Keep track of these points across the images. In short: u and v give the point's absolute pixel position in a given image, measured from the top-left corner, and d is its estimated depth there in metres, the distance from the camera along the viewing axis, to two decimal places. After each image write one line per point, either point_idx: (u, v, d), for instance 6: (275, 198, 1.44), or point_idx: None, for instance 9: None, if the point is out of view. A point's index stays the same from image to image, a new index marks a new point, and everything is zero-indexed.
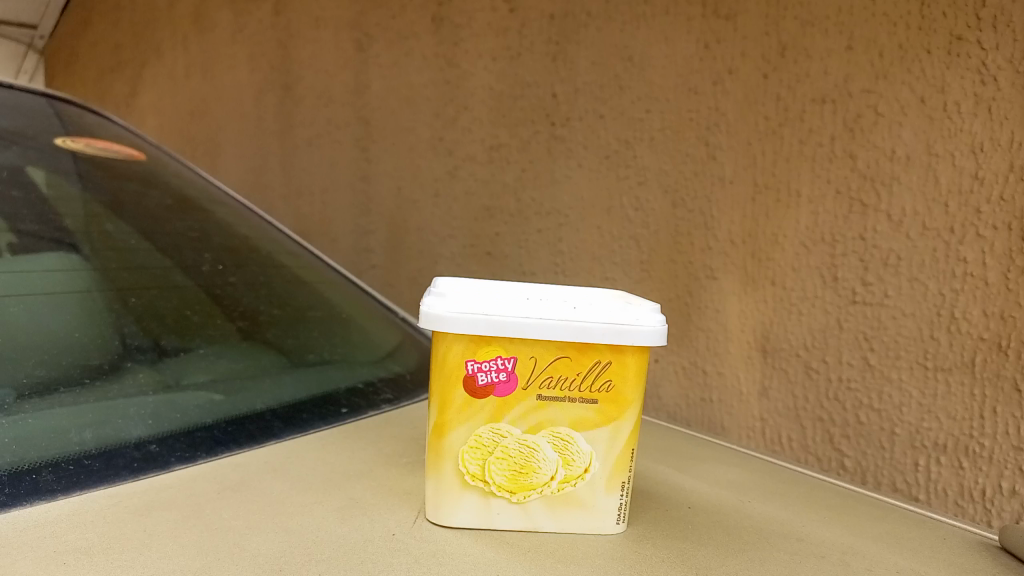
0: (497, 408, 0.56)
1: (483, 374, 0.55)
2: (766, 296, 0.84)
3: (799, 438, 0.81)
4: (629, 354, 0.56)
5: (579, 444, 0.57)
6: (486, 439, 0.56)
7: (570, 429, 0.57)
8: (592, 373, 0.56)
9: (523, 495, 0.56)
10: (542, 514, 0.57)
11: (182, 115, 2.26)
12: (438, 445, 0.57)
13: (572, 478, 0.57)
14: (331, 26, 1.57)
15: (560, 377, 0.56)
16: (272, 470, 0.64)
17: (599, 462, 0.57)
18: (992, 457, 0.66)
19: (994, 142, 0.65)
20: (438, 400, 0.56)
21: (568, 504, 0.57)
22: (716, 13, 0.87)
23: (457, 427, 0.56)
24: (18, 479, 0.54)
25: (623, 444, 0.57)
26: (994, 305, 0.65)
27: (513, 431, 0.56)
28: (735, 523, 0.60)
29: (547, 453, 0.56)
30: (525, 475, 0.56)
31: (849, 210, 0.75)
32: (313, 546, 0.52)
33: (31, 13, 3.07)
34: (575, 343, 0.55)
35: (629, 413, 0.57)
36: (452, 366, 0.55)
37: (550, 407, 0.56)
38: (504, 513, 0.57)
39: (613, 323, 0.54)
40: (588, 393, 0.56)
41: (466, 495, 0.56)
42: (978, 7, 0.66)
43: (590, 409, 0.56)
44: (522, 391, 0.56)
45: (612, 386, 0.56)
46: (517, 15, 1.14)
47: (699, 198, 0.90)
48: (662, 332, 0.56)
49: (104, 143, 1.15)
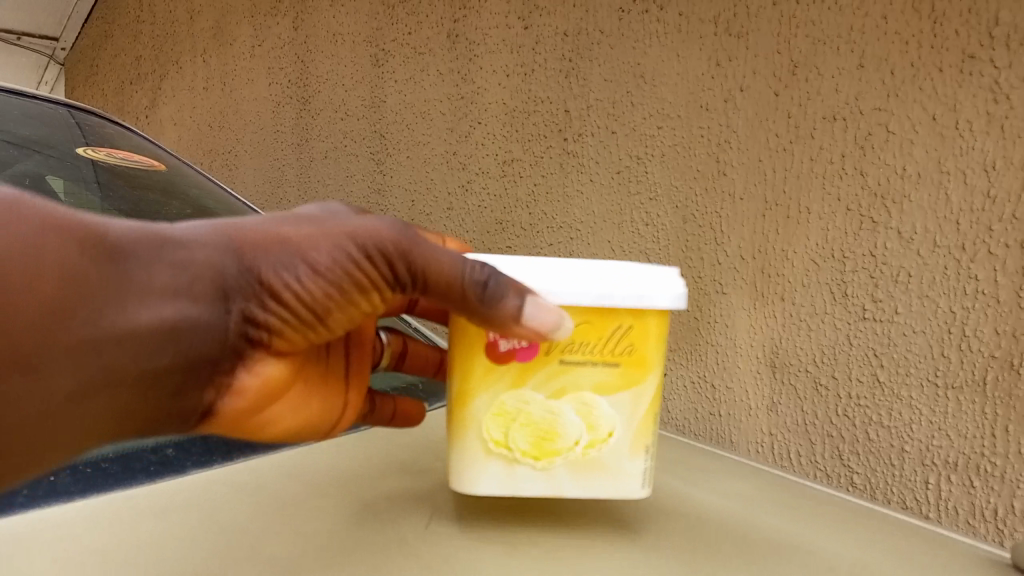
0: (519, 374, 0.58)
1: (505, 341, 0.57)
2: (776, 311, 0.84)
3: (808, 454, 0.82)
4: (651, 317, 0.58)
5: (601, 409, 0.58)
6: (509, 406, 0.58)
7: (593, 394, 0.58)
8: (613, 337, 0.57)
9: (547, 461, 0.58)
10: (566, 479, 0.59)
11: (201, 128, 2.30)
12: (461, 414, 0.58)
13: (596, 443, 0.58)
14: (348, 42, 1.59)
15: (581, 343, 0.57)
16: (287, 476, 0.65)
17: (624, 426, 0.58)
18: (1004, 476, 0.67)
19: (1007, 160, 0.66)
20: (461, 367, 0.58)
21: (593, 469, 0.59)
22: (728, 32, 0.88)
23: (481, 395, 0.58)
24: (39, 481, 0.57)
25: (647, 409, 0.59)
26: (1006, 323, 0.66)
27: (536, 397, 0.58)
28: (746, 534, 0.61)
29: (570, 418, 0.58)
30: (549, 440, 0.58)
31: (859, 227, 0.76)
32: (327, 548, 0.53)
33: (54, 26, 3.14)
34: (595, 307, 0.57)
35: (650, 376, 0.58)
36: (474, 331, 0.57)
37: (572, 372, 0.58)
38: (528, 479, 0.58)
39: (635, 288, 0.56)
40: (610, 357, 0.57)
41: (491, 461, 0.58)
42: (991, 27, 0.66)
43: (612, 373, 0.58)
44: (544, 356, 0.57)
45: (635, 349, 0.58)
46: (532, 32, 1.16)
47: (710, 214, 0.91)
48: (681, 297, 0.58)
49: (125, 153, 1.22)
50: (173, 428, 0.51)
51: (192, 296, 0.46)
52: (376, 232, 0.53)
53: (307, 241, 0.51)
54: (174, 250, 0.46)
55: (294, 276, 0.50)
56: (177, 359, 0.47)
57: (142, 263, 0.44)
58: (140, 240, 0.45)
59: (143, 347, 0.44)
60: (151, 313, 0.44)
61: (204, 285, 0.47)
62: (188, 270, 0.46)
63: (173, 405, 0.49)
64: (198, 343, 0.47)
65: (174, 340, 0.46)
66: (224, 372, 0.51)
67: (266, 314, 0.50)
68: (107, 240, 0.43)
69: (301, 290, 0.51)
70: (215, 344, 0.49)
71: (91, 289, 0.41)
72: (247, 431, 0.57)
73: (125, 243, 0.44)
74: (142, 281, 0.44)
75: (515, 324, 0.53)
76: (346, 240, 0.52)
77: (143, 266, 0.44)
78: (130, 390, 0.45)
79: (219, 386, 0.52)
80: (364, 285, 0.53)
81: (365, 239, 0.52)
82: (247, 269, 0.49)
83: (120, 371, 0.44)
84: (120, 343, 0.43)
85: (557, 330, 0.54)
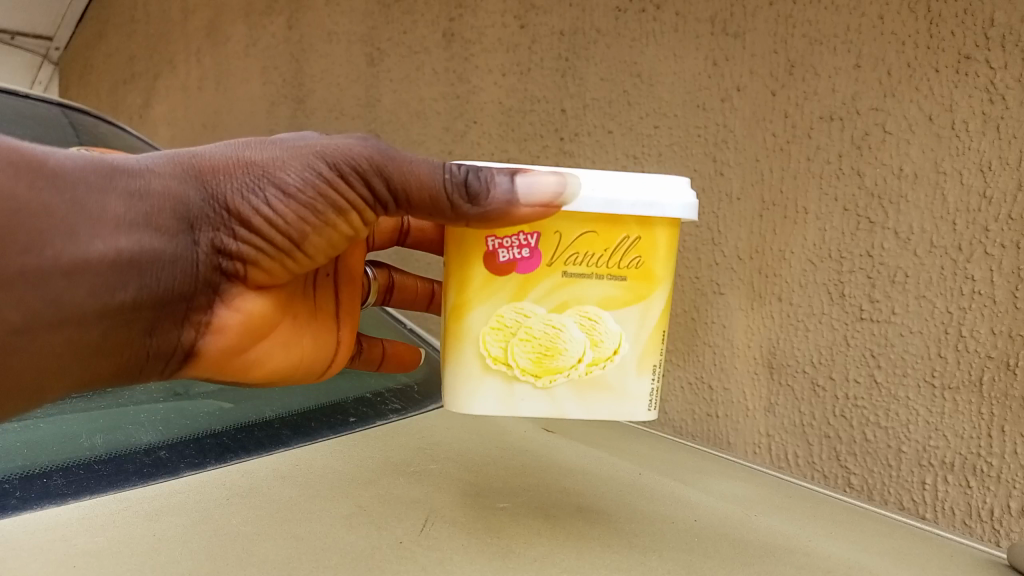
0: (520, 285, 0.55)
1: (504, 251, 0.55)
2: (773, 311, 0.84)
3: (805, 454, 0.82)
4: (661, 228, 0.55)
5: (607, 324, 0.56)
6: (508, 320, 0.56)
7: (598, 308, 0.56)
8: (620, 249, 0.55)
9: (549, 379, 0.56)
10: (569, 399, 0.57)
11: (196, 128, 2.30)
12: (457, 328, 0.56)
13: (600, 361, 0.56)
14: (343, 41, 1.58)
15: (586, 253, 0.55)
16: (281, 478, 0.65)
17: (630, 343, 0.56)
18: (1001, 477, 0.66)
19: (1003, 160, 0.65)
20: (459, 279, 0.56)
21: (597, 389, 0.57)
22: (725, 31, 0.87)
23: (478, 308, 0.56)
24: (31, 484, 0.56)
25: (655, 326, 0.57)
26: (1002, 324, 0.66)
27: (538, 311, 0.56)
28: (742, 537, 0.60)
29: (574, 333, 0.56)
30: (551, 357, 0.56)
31: (856, 227, 0.76)
32: (320, 550, 0.53)
33: (48, 27, 3.13)
34: (605, 217, 0.55)
35: (659, 291, 0.56)
36: (473, 241, 0.55)
37: (576, 285, 0.55)
38: (529, 399, 0.56)
39: (645, 194, 0.54)
40: (616, 270, 0.55)
41: (488, 378, 0.56)
42: (986, 27, 0.66)
43: (619, 286, 0.56)
44: (547, 268, 0.55)
45: (643, 262, 0.56)
46: (528, 31, 1.15)
47: (706, 214, 0.90)
48: (693, 208, 0.55)
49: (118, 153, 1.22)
50: (156, 371, 0.54)
51: (148, 225, 0.49)
52: (347, 149, 0.53)
53: (273, 164, 0.52)
54: (129, 180, 0.49)
55: (260, 200, 0.51)
56: (141, 293, 0.49)
57: (97, 192, 0.47)
58: (93, 172, 0.48)
59: (99, 278, 0.47)
60: (104, 243, 0.47)
61: (161, 214, 0.49)
62: (143, 200, 0.49)
63: (148, 342, 0.52)
64: (164, 275, 0.50)
65: (136, 269, 0.48)
66: (201, 308, 0.54)
67: (237, 244, 0.52)
68: (57, 169, 0.46)
69: (271, 213, 0.52)
70: (184, 277, 0.51)
71: (36, 216, 0.44)
72: (238, 370, 0.60)
73: (76, 174, 0.47)
74: (94, 210, 0.47)
75: (512, 212, 0.52)
76: (315, 158, 0.52)
77: (96, 196, 0.47)
78: (94, 324, 0.48)
79: (200, 323, 0.54)
80: (340, 205, 0.54)
81: (333, 157, 0.52)
82: (210, 197, 0.51)
83: (77, 302, 0.46)
84: (72, 274, 0.46)
85: (563, 199, 0.53)
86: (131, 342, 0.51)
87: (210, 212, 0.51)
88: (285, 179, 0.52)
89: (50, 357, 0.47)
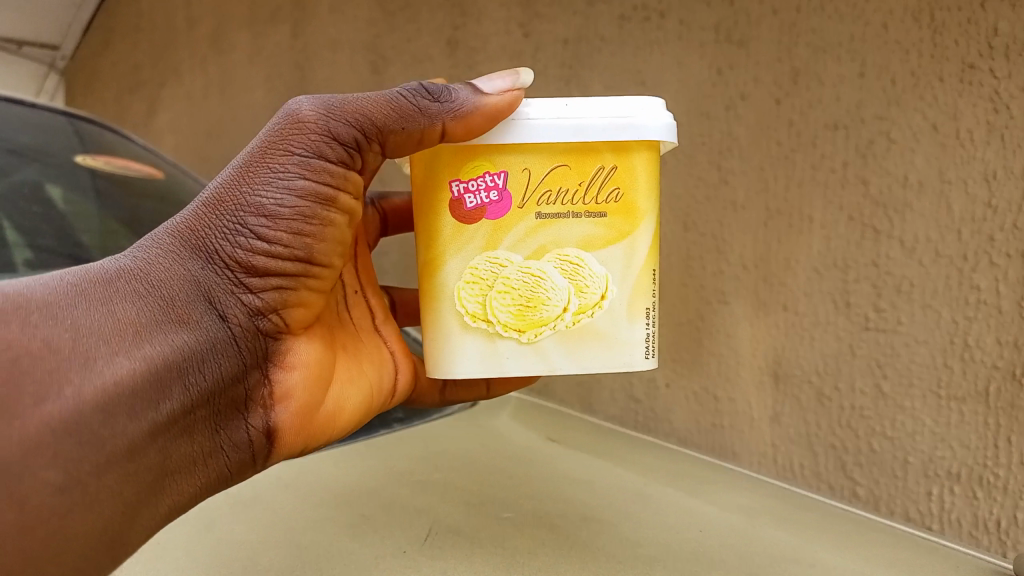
0: (492, 231, 0.57)
1: (472, 196, 0.57)
2: (777, 320, 0.84)
3: (811, 465, 0.81)
4: (638, 153, 0.57)
5: (591, 267, 0.58)
6: (484, 272, 0.58)
7: (578, 251, 0.58)
8: (596, 183, 0.57)
9: (534, 333, 0.58)
10: (557, 351, 0.58)
11: (201, 136, 2.31)
12: (434, 284, 0.58)
13: (587, 308, 0.58)
14: (347, 49, 1.59)
15: (559, 190, 0.57)
16: (285, 487, 0.65)
17: (617, 286, 0.58)
18: (1007, 487, 0.66)
19: (1008, 170, 0.65)
20: (428, 235, 0.58)
21: (586, 337, 0.59)
22: (728, 40, 0.87)
23: (452, 259, 0.58)
24: None
25: (638, 262, 0.58)
26: (1008, 333, 0.65)
27: (513, 259, 0.58)
28: (747, 547, 0.60)
29: (555, 279, 0.58)
30: (532, 309, 0.58)
31: (862, 236, 0.75)
32: (322, 560, 0.53)
33: (55, 37, 3.15)
34: (575, 147, 0.56)
35: (642, 223, 0.58)
36: (436, 190, 0.57)
37: (552, 226, 0.57)
38: (513, 355, 0.58)
39: (615, 116, 0.55)
40: (595, 206, 0.57)
41: (468, 336, 0.58)
42: (990, 36, 0.66)
43: (598, 224, 0.57)
44: (519, 210, 0.57)
45: (621, 195, 0.57)
46: (532, 39, 1.16)
47: (711, 223, 0.91)
48: (670, 128, 0.57)
49: (122, 162, 1.23)
50: (249, 467, 0.55)
51: (168, 320, 0.50)
52: (299, 136, 0.53)
53: (242, 193, 0.52)
54: (131, 282, 0.50)
55: (252, 239, 0.52)
56: (188, 393, 0.50)
57: (100, 305, 0.49)
58: (95, 292, 0.50)
59: (137, 395, 0.48)
60: (126, 360, 0.48)
61: (173, 303, 0.50)
62: (149, 295, 0.50)
63: (220, 437, 0.52)
64: (203, 364, 0.51)
65: (172, 370, 0.49)
66: (259, 383, 0.54)
67: (260, 296, 0.53)
68: (54, 306, 0.48)
69: (269, 245, 0.52)
70: (224, 355, 0.52)
71: (44, 357, 0.46)
72: (324, 437, 0.60)
73: (78, 300, 0.49)
74: (108, 326, 0.49)
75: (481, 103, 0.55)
76: (275, 161, 0.53)
77: (104, 310, 0.49)
78: (155, 448, 0.49)
79: (264, 396, 0.54)
80: (326, 198, 0.54)
81: (292, 152, 0.53)
82: (209, 260, 0.51)
83: (123, 429, 0.47)
84: (106, 400, 0.47)
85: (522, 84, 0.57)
86: (199, 445, 0.51)
87: (215, 278, 0.51)
88: (269, 210, 0.52)
89: (121, 501, 0.47)
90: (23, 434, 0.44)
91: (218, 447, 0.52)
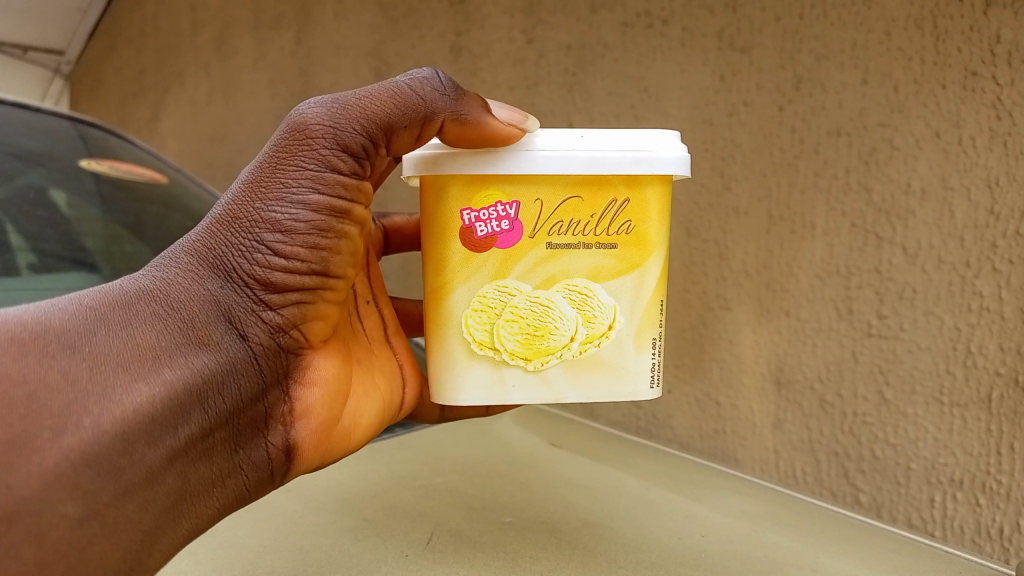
0: (501, 261, 0.57)
1: (482, 224, 0.56)
2: (780, 326, 0.84)
3: (814, 471, 0.81)
4: (651, 187, 0.57)
5: (600, 299, 0.58)
6: (491, 301, 0.57)
7: (588, 282, 0.57)
8: (608, 215, 0.57)
9: (540, 362, 0.59)
10: (564, 382, 0.59)
11: (204, 141, 2.31)
12: (441, 311, 0.58)
13: (594, 338, 0.58)
14: (351, 55, 1.59)
15: (572, 221, 0.56)
16: (286, 491, 0.66)
17: (625, 317, 0.58)
18: (1010, 495, 0.66)
19: (1011, 177, 0.65)
20: (437, 262, 0.57)
21: (593, 368, 0.59)
22: (731, 46, 0.88)
23: (459, 288, 0.57)
24: None
25: (646, 293, 0.59)
26: (1011, 340, 0.65)
27: (522, 289, 0.57)
28: (749, 552, 0.60)
29: (564, 310, 0.58)
30: (540, 338, 0.58)
31: (864, 243, 0.75)
32: (324, 564, 0.53)
33: (60, 42, 3.16)
34: (588, 179, 0.56)
35: (652, 256, 0.58)
36: (447, 217, 0.56)
37: (561, 257, 0.57)
38: (519, 384, 0.59)
39: (631, 150, 0.55)
40: (606, 237, 0.57)
41: (475, 365, 0.58)
42: (992, 43, 0.66)
43: (609, 256, 0.57)
44: (530, 240, 0.56)
45: (633, 228, 0.57)
46: (535, 45, 1.16)
47: (713, 229, 0.91)
48: (684, 162, 0.57)
49: (127, 167, 1.23)
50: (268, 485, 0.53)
51: (188, 343, 0.49)
52: (309, 149, 0.51)
53: (255, 209, 0.51)
54: (146, 305, 0.49)
55: (269, 256, 0.50)
56: (209, 414, 0.49)
57: (117, 331, 0.48)
58: (110, 318, 0.48)
59: (158, 421, 0.47)
60: (146, 386, 0.47)
61: (191, 325, 0.49)
62: (166, 318, 0.49)
63: (240, 457, 0.51)
64: (223, 385, 0.49)
65: (193, 395, 0.48)
66: (280, 399, 0.53)
67: (280, 313, 0.52)
68: (67, 335, 0.46)
69: (287, 261, 0.51)
70: (244, 375, 0.50)
71: (59, 390, 0.44)
72: (340, 450, 0.59)
73: (93, 326, 0.47)
74: (125, 352, 0.47)
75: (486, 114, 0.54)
76: (288, 175, 0.51)
77: (121, 335, 0.47)
78: (174, 473, 0.48)
79: (285, 414, 0.53)
80: (340, 211, 0.53)
81: (304, 166, 0.51)
82: (229, 279, 0.50)
83: (143, 457, 0.46)
84: (126, 429, 0.45)
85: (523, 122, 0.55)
86: (218, 467, 0.50)
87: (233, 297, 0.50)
88: (287, 227, 0.51)
89: (140, 530, 0.46)
90: (42, 469, 0.43)
91: (237, 467, 0.51)
